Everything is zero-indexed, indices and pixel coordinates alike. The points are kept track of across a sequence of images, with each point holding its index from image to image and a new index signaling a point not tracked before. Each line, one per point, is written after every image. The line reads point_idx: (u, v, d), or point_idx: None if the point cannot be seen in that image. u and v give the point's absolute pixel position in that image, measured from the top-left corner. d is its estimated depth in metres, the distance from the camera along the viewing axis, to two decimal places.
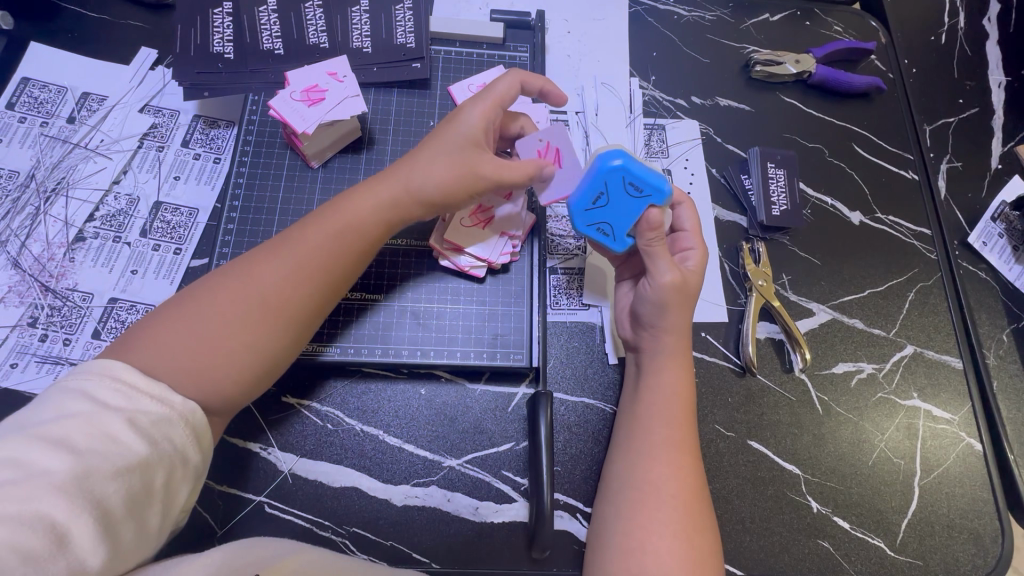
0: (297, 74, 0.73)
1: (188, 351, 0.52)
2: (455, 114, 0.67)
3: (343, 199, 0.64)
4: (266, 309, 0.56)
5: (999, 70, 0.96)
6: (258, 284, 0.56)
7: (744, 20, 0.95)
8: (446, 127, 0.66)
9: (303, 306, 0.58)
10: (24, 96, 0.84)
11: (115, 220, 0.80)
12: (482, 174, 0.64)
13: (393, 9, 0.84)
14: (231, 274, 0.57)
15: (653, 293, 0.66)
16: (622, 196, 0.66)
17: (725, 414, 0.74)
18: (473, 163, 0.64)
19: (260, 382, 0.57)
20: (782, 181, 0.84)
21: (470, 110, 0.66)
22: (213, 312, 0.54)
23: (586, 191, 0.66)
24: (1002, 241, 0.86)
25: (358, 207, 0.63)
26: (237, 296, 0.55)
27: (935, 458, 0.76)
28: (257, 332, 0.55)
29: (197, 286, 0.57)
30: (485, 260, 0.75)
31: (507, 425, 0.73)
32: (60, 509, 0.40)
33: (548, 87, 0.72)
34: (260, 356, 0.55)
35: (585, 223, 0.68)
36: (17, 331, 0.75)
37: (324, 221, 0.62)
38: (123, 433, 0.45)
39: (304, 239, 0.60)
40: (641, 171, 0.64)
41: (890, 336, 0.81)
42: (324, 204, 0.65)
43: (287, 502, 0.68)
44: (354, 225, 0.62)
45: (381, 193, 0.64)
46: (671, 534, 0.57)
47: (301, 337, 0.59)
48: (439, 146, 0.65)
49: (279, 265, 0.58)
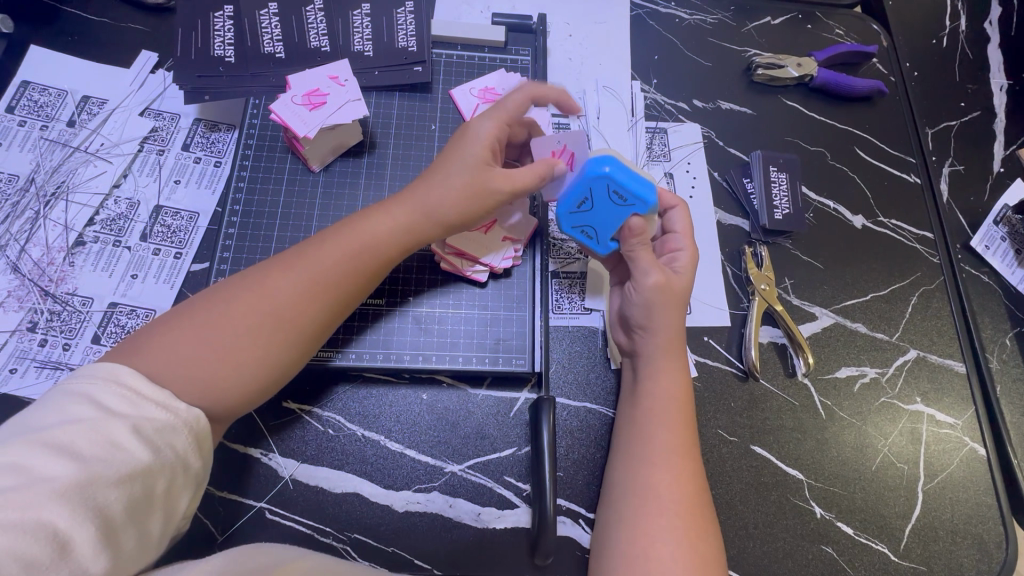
0: (298, 79, 0.73)
1: (194, 360, 0.51)
2: (464, 130, 0.67)
3: (356, 218, 0.64)
4: (274, 323, 0.55)
5: (1000, 73, 0.96)
6: (269, 296, 0.56)
7: (746, 23, 0.95)
8: (456, 144, 0.67)
9: (311, 321, 0.58)
10: (24, 100, 0.84)
11: (115, 224, 0.80)
12: (496, 191, 0.64)
13: (394, 12, 0.84)
14: (242, 283, 0.57)
15: (640, 296, 0.66)
16: (606, 202, 0.65)
17: (728, 419, 0.74)
18: (485, 181, 0.64)
19: (263, 392, 0.56)
20: (785, 185, 0.84)
21: (477, 126, 0.66)
22: (221, 322, 0.54)
23: (571, 196, 0.66)
24: (1005, 245, 0.86)
25: (371, 225, 0.63)
26: (246, 306, 0.55)
27: (939, 463, 0.75)
28: (264, 346, 0.54)
29: (208, 294, 0.57)
30: (489, 265, 0.75)
31: (509, 431, 0.73)
32: (61, 516, 0.40)
33: (564, 99, 0.69)
34: (265, 367, 0.55)
35: (568, 224, 0.68)
36: (16, 336, 0.74)
37: (334, 236, 0.62)
38: (126, 440, 0.44)
39: (317, 252, 0.60)
40: (628, 181, 0.63)
41: (893, 340, 0.80)
42: (337, 222, 0.65)
43: (288, 507, 0.68)
44: (369, 241, 0.62)
45: (393, 211, 0.64)
46: (674, 540, 0.57)
47: (305, 352, 0.58)
48: (449, 165, 0.65)
49: (290, 277, 0.58)
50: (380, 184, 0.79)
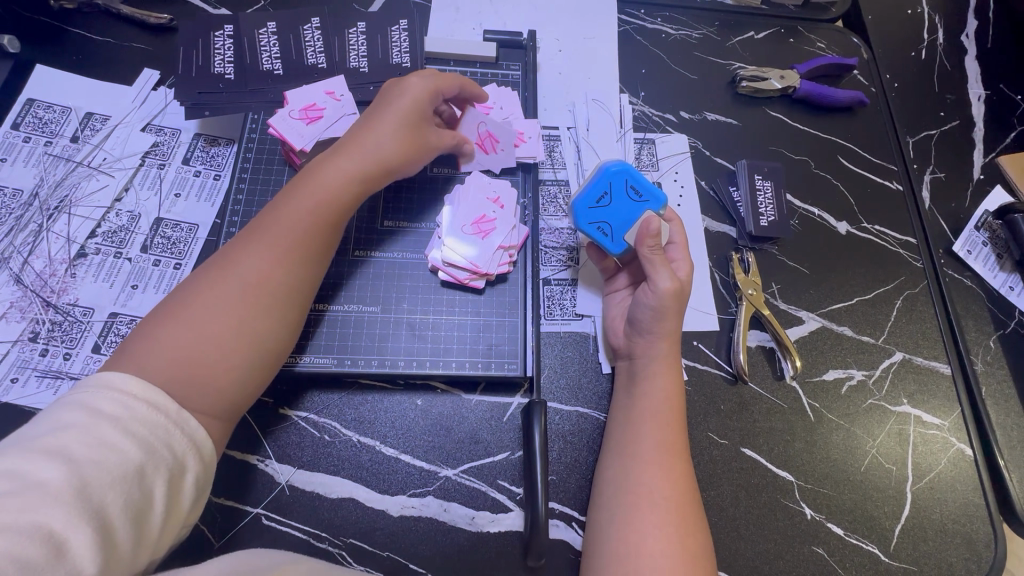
0: (297, 95, 0.79)
1: (190, 346, 0.54)
2: (384, 97, 0.73)
3: (304, 181, 0.67)
4: (254, 293, 0.59)
5: (978, 84, 0.99)
6: (236, 272, 0.59)
7: (730, 37, 0.98)
8: (381, 106, 0.72)
9: (290, 284, 0.61)
10: (29, 117, 0.86)
11: (116, 236, 0.82)
12: (428, 145, 0.74)
13: (388, 30, 0.87)
14: (207, 272, 0.60)
15: (654, 299, 0.68)
16: (622, 199, 0.73)
17: (718, 422, 0.75)
18: (420, 136, 0.73)
19: (261, 362, 0.59)
20: (769, 193, 0.86)
21: (414, 82, 0.73)
22: (203, 306, 0.56)
23: (591, 191, 0.73)
24: (986, 249, 0.88)
25: (321, 183, 0.66)
26: (219, 287, 0.58)
27: (926, 464, 0.76)
28: (251, 315, 0.58)
29: (179, 290, 0.59)
30: (485, 270, 0.76)
31: (503, 435, 0.74)
32: (57, 518, 0.41)
33: (469, 87, 0.79)
34: (252, 335, 0.58)
35: (586, 220, 0.73)
36: (18, 346, 0.76)
37: (290, 204, 0.65)
38: (119, 441, 0.46)
39: (280, 224, 0.63)
40: (641, 177, 0.73)
41: (879, 343, 0.82)
42: (285, 189, 0.67)
43: (284, 513, 0.68)
44: (325, 198, 0.66)
45: (344, 167, 0.67)
46: (663, 536, 0.58)
47: (290, 318, 0.61)
48: (392, 120, 0.70)
49: (255, 253, 0.61)
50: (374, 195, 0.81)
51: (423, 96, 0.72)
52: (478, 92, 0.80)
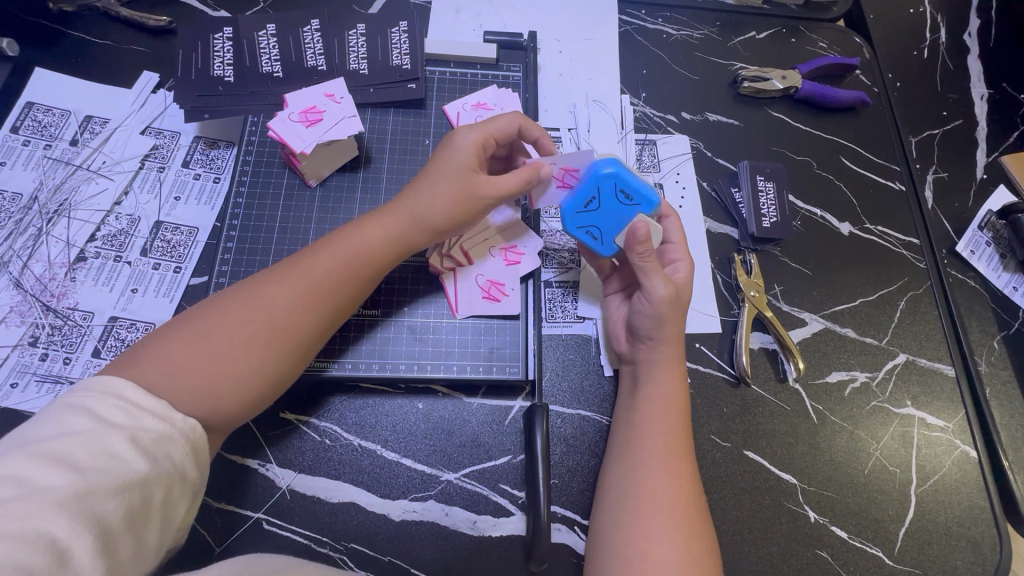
0: (296, 97, 0.76)
1: (200, 371, 0.53)
2: (447, 143, 0.71)
3: (347, 232, 0.67)
4: (276, 331, 0.58)
5: (981, 83, 0.98)
6: (262, 305, 0.58)
7: (731, 37, 0.97)
8: (441, 154, 0.70)
9: (311, 323, 0.60)
10: (27, 120, 0.86)
11: (116, 240, 0.82)
12: (482, 196, 0.68)
13: (388, 31, 0.86)
14: (235, 296, 0.59)
15: (650, 308, 0.67)
16: (612, 202, 0.72)
17: (721, 424, 0.75)
18: (472, 186, 0.68)
19: (266, 395, 0.58)
20: (772, 194, 0.85)
21: (466, 138, 0.70)
22: (222, 331, 0.56)
23: (578, 195, 0.72)
24: (990, 249, 0.88)
25: (366, 238, 0.66)
26: (241, 316, 0.57)
27: (931, 466, 0.76)
28: (269, 352, 0.57)
29: (203, 309, 0.58)
30: (461, 309, 0.76)
31: (504, 438, 0.73)
32: (61, 526, 0.40)
33: (543, 139, 0.75)
34: (264, 371, 0.57)
35: (574, 224, 0.73)
36: (18, 351, 0.76)
37: (326, 252, 0.64)
38: (124, 450, 0.45)
39: (314, 265, 0.63)
40: (631, 179, 0.71)
41: (882, 345, 0.82)
42: (326, 237, 0.67)
43: (285, 518, 0.68)
44: (361, 256, 0.65)
45: (388, 221, 0.67)
46: (670, 541, 0.57)
47: (304, 358, 0.61)
48: (443, 176, 0.68)
49: (284, 288, 0.60)
50: (376, 197, 0.81)
51: (472, 152, 0.69)
52: (538, 133, 0.74)
